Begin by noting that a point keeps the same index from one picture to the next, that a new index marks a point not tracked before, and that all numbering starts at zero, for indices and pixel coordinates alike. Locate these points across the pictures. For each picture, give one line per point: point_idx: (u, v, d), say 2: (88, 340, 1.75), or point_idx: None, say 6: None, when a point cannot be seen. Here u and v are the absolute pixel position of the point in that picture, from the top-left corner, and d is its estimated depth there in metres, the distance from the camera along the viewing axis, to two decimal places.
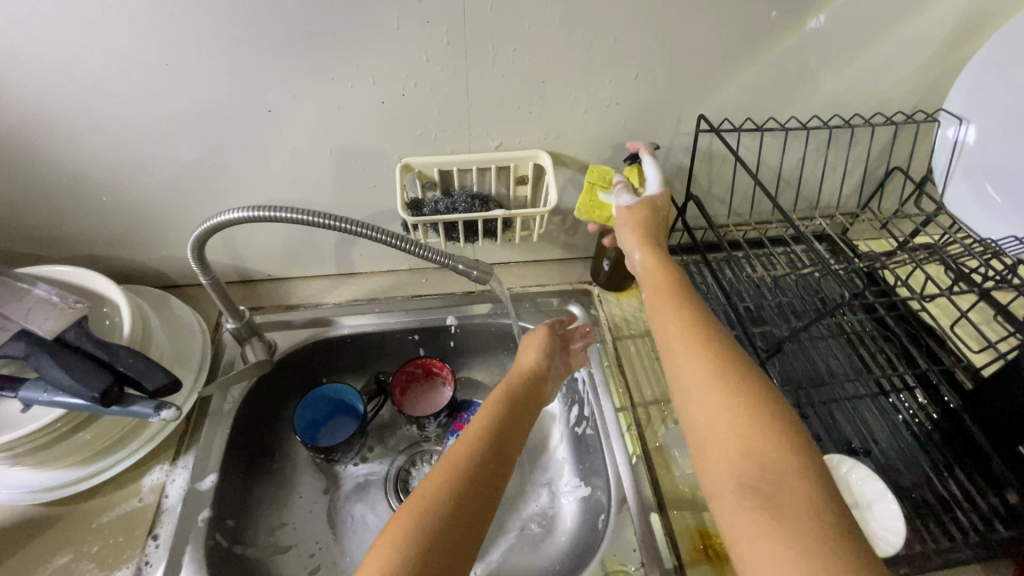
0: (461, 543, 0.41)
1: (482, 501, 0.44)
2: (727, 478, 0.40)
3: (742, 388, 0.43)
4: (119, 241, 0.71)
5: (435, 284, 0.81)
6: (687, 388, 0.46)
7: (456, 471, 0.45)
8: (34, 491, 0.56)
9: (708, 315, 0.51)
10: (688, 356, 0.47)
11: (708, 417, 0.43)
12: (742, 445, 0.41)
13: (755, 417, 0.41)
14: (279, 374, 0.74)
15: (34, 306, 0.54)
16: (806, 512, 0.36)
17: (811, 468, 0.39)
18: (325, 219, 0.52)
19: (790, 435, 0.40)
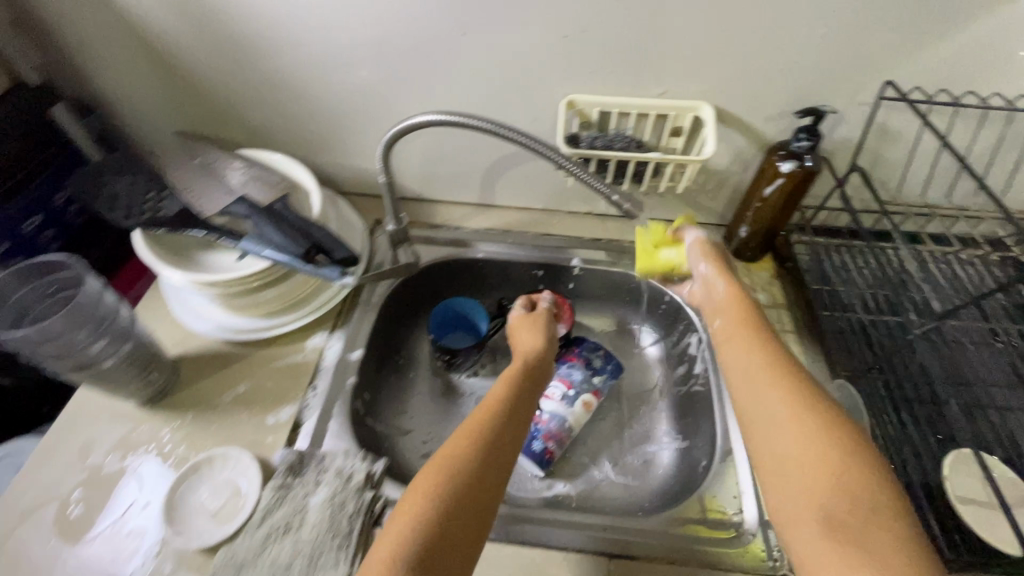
0: (483, 501, 0.48)
1: (495, 462, 0.51)
2: (808, 505, 0.41)
3: (833, 420, 0.45)
4: (307, 145, 0.82)
5: (565, 226, 0.85)
6: (765, 425, 0.48)
7: (476, 438, 0.52)
8: (230, 330, 0.69)
9: (800, 366, 0.51)
10: (770, 389, 0.49)
11: (792, 444, 0.45)
12: (824, 470, 0.42)
13: (844, 449, 0.43)
14: (417, 281, 0.82)
15: (252, 181, 0.68)
16: (896, 548, 0.37)
17: (890, 504, 0.40)
18: (503, 129, 0.58)
19: (870, 468, 0.42)
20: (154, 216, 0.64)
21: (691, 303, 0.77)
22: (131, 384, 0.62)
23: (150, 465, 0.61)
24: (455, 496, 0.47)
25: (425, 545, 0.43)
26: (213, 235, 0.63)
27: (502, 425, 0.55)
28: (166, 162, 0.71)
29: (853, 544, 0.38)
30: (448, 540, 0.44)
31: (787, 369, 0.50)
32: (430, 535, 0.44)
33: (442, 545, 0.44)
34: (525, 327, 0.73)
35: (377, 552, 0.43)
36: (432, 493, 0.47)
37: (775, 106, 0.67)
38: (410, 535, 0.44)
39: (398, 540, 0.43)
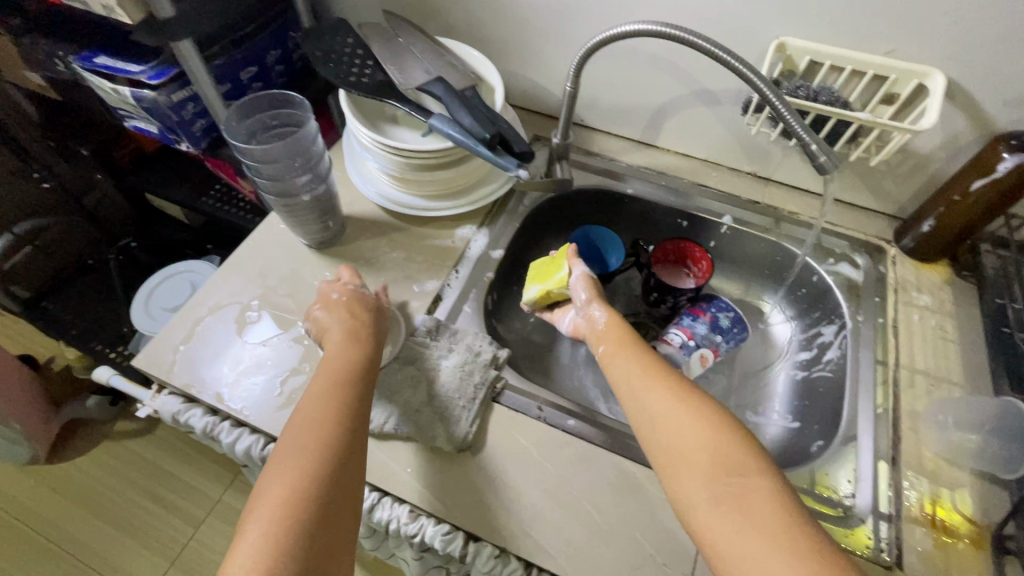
0: (355, 443, 0.49)
1: (356, 404, 0.51)
2: (699, 483, 0.42)
3: (701, 405, 0.47)
4: (490, 49, 0.85)
5: (723, 182, 0.82)
6: (648, 415, 0.48)
7: (328, 394, 0.51)
8: (392, 202, 0.76)
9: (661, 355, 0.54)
10: (653, 386, 0.50)
11: (678, 426, 0.46)
12: (717, 455, 0.43)
13: (716, 429, 0.45)
14: (562, 201, 0.84)
15: (446, 67, 0.72)
16: (773, 512, 0.39)
17: (773, 478, 0.42)
18: (719, 51, 0.56)
19: (752, 450, 0.43)
20: (361, 79, 0.70)
21: (842, 288, 0.73)
22: (311, 227, 0.70)
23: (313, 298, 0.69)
24: (319, 439, 0.47)
25: (308, 491, 0.44)
26: (407, 107, 0.68)
27: (364, 382, 0.54)
28: (371, 35, 0.76)
29: (743, 515, 0.39)
30: (333, 486, 0.45)
31: (662, 370, 0.52)
32: (307, 481, 0.44)
33: (331, 477, 0.45)
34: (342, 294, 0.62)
35: (269, 487, 0.44)
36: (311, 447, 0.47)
37: (1022, 88, 0.59)
38: (294, 484, 0.44)
39: (281, 491, 0.44)
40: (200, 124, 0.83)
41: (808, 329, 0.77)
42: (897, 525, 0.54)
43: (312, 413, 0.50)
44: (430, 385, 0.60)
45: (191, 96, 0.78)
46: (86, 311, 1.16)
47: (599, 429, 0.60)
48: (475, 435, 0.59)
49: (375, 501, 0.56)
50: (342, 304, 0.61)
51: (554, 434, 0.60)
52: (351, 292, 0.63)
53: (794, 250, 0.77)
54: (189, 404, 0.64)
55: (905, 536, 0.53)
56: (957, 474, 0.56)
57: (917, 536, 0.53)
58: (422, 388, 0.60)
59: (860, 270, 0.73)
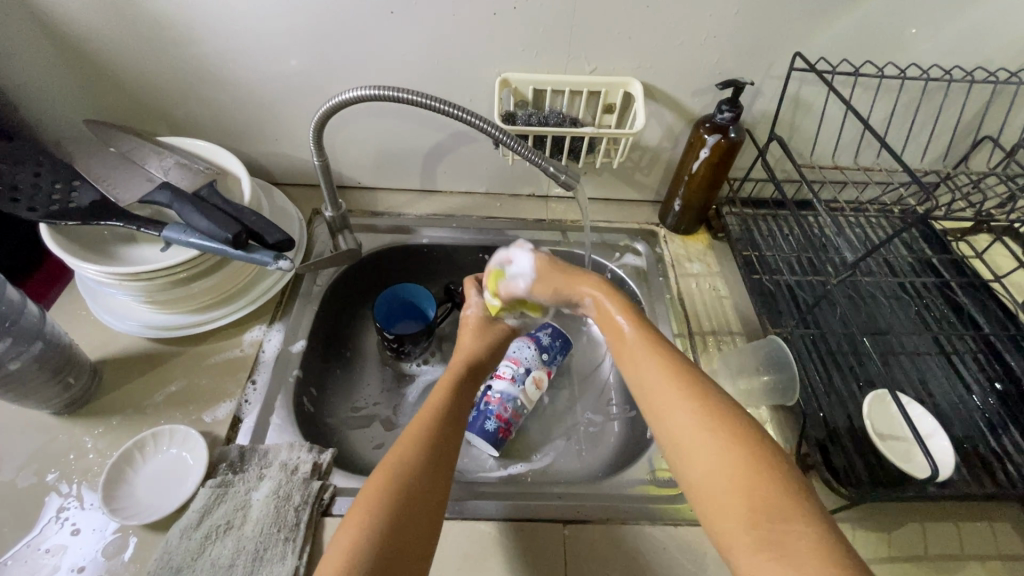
0: (434, 491, 0.46)
1: (445, 452, 0.50)
2: (734, 521, 0.39)
3: (738, 426, 0.43)
4: (234, 133, 0.79)
5: (508, 209, 0.86)
6: (678, 437, 0.45)
7: (420, 441, 0.49)
8: (153, 328, 0.65)
9: (686, 363, 0.50)
10: (681, 404, 0.46)
11: (711, 454, 0.42)
12: (756, 491, 0.40)
13: (751, 451, 0.42)
14: (359, 267, 0.80)
15: (174, 167, 0.65)
16: (815, 553, 0.36)
17: (815, 519, 0.38)
18: (440, 104, 0.56)
19: (785, 475, 0.40)
20: (66, 207, 0.60)
21: (633, 277, 0.79)
22: (46, 397, 0.56)
23: (69, 476, 0.56)
24: (414, 488, 0.45)
25: (383, 538, 0.42)
26: (132, 226, 0.59)
27: (449, 434, 0.52)
28: (73, 151, 0.66)
29: (781, 560, 0.36)
30: (407, 541, 0.43)
31: (702, 384, 0.47)
32: (383, 533, 0.42)
33: (414, 530, 0.43)
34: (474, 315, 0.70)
35: (338, 540, 0.42)
36: (380, 491, 0.44)
37: (699, 81, 0.70)
38: (372, 523, 0.42)
39: (354, 542, 0.41)
40: None
41: None
42: None
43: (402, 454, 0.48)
44: (241, 528, 0.52)
45: None
46: None
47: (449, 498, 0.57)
48: (312, 562, 0.52)
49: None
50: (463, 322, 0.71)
51: None
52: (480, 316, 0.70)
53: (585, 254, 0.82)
54: None
55: None
56: (758, 412, 0.64)
57: None
58: (234, 534, 0.51)
59: (642, 256, 0.81)
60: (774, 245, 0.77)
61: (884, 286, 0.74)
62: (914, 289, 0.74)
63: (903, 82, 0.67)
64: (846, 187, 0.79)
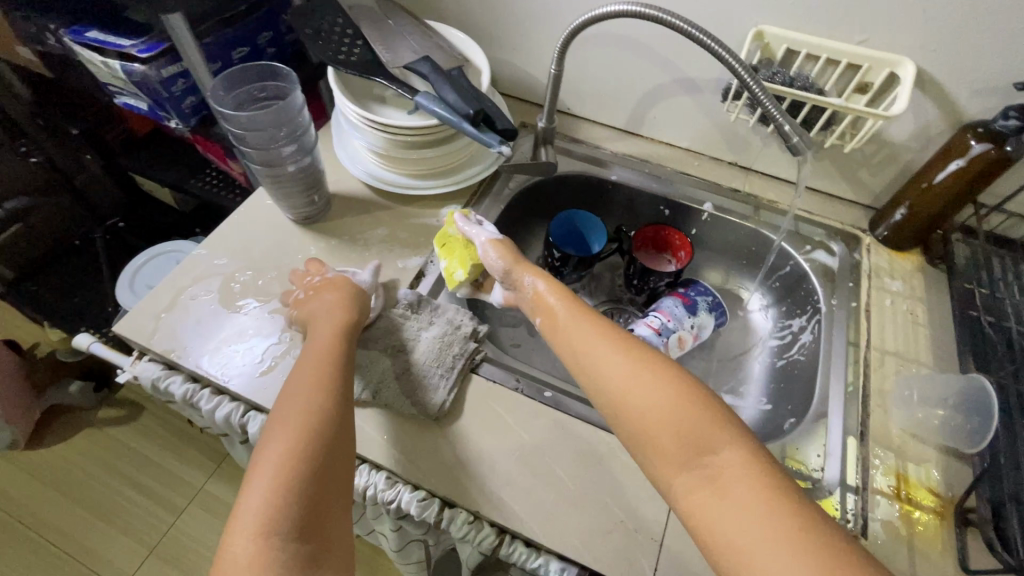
0: (342, 418, 0.49)
1: (342, 369, 0.54)
2: (669, 468, 0.41)
3: (654, 376, 0.46)
4: (479, 35, 0.87)
5: (704, 170, 0.84)
6: (620, 399, 0.46)
7: (322, 368, 0.52)
8: (376, 179, 0.77)
9: (609, 328, 0.52)
10: (614, 361, 0.48)
11: (645, 399, 0.44)
12: (684, 432, 0.42)
13: (684, 403, 0.43)
14: (546, 185, 0.85)
15: (434, 47, 0.74)
16: (744, 474, 0.39)
17: (739, 440, 0.41)
18: (697, 33, 0.57)
19: (713, 412, 0.43)
20: (350, 58, 0.71)
21: (818, 274, 0.74)
22: (296, 201, 0.70)
23: (295, 270, 0.69)
24: (328, 406, 0.49)
25: (300, 455, 0.44)
26: (395, 85, 0.69)
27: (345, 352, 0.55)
28: (361, 16, 0.77)
29: (715, 491, 0.39)
30: (332, 445, 0.46)
31: (627, 344, 0.50)
32: (302, 472, 0.43)
33: (325, 474, 0.44)
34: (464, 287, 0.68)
35: (265, 456, 0.44)
36: (298, 420, 0.47)
37: (988, 78, 0.61)
38: (296, 444, 0.45)
39: (278, 464, 0.43)
40: (190, 100, 0.84)
41: (785, 314, 0.79)
42: (864, 495, 0.55)
43: (311, 382, 0.51)
44: (409, 354, 0.61)
45: (181, 72, 0.79)
46: (71, 294, 1.15)
47: (577, 400, 0.61)
48: (452, 404, 0.60)
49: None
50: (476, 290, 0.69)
51: (531, 407, 0.60)
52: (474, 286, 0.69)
53: (772, 237, 0.78)
54: (167, 372, 0.63)
55: (872, 507, 0.54)
56: (923, 448, 0.58)
57: (882, 506, 0.54)
58: (402, 357, 0.61)
59: (836, 256, 0.75)
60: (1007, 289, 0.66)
61: None
62: None
63: None
64: None
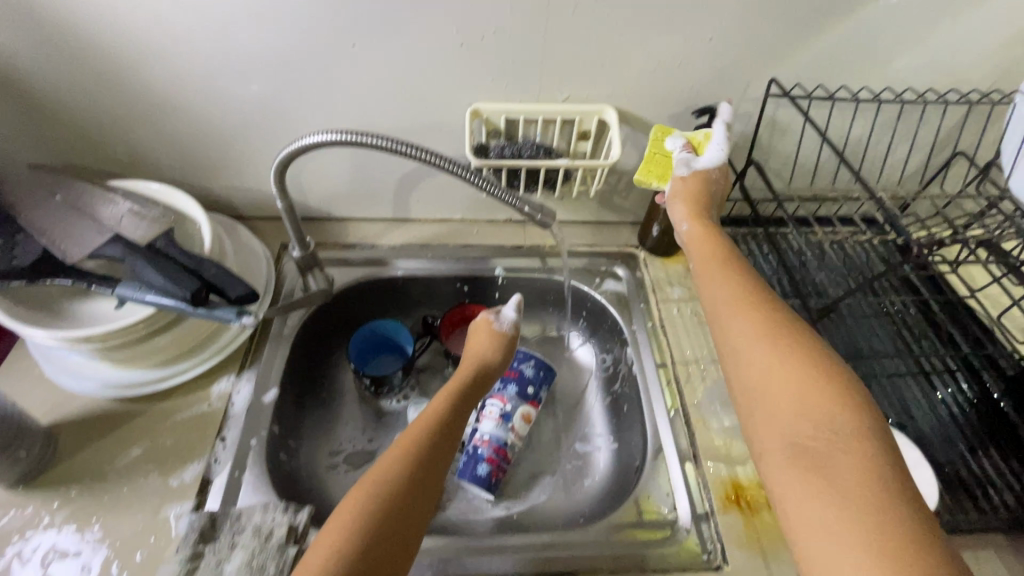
0: (413, 513, 0.49)
1: (439, 456, 0.54)
2: (779, 450, 0.43)
3: (806, 350, 0.46)
4: (194, 169, 0.75)
5: (485, 235, 0.84)
6: (749, 357, 0.48)
7: (413, 452, 0.52)
8: (114, 387, 0.62)
9: (760, 283, 0.53)
10: (744, 321, 0.50)
11: (772, 376, 0.46)
12: (806, 414, 0.43)
13: (816, 380, 0.44)
14: (330, 305, 0.77)
15: (126, 216, 0.61)
16: (857, 473, 0.39)
17: (862, 431, 0.41)
18: (407, 149, 0.54)
19: (847, 403, 0.42)
20: (11, 266, 0.56)
21: (614, 304, 0.78)
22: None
23: (23, 556, 0.52)
24: (404, 498, 0.48)
25: (378, 514, 0.46)
26: (84, 283, 0.56)
27: (443, 442, 0.55)
28: (15, 200, 0.61)
29: (822, 482, 0.39)
30: (403, 520, 0.47)
31: (760, 293, 0.52)
32: (364, 541, 0.45)
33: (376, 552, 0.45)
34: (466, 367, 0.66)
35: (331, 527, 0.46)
36: (380, 483, 0.49)
37: (674, 107, 0.68)
38: (359, 518, 0.46)
39: (349, 522, 0.46)
40: None
41: (602, 345, 0.81)
42: (714, 520, 0.58)
43: (394, 459, 0.51)
44: None
45: None
46: None
47: (431, 557, 0.55)
48: None
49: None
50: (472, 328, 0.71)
51: None
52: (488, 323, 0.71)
53: (564, 279, 0.80)
54: None
55: (723, 529, 0.57)
56: (744, 445, 0.63)
57: (731, 524, 0.57)
58: None
59: (622, 281, 0.79)
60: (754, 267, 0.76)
61: (862, 306, 0.74)
62: (892, 309, 0.74)
63: (877, 107, 0.67)
64: (827, 202, 0.78)
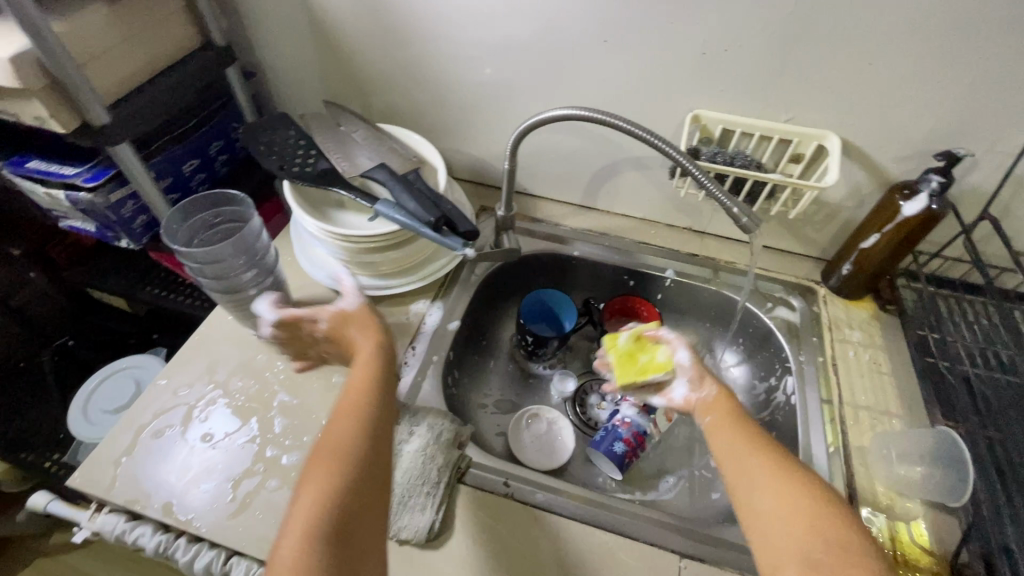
0: (378, 503, 0.47)
1: (380, 431, 0.51)
2: (789, 560, 0.42)
3: (805, 479, 0.47)
4: (433, 129, 0.89)
5: (662, 237, 0.87)
6: (756, 488, 0.47)
7: (360, 424, 0.51)
8: (340, 283, 0.76)
9: (766, 432, 0.53)
10: (750, 457, 0.50)
11: (772, 495, 0.46)
12: (814, 534, 0.43)
13: (818, 509, 0.44)
14: (512, 266, 0.86)
15: (387, 151, 0.75)
16: None
17: (870, 565, 0.40)
18: (635, 130, 0.61)
19: (844, 526, 0.43)
20: (304, 170, 0.72)
21: (783, 330, 0.77)
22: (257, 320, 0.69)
23: (267, 389, 0.67)
24: (365, 500, 0.46)
25: (348, 500, 0.45)
26: (352, 194, 0.70)
27: (382, 415, 0.53)
28: (311, 122, 0.78)
29: None
30: (369, 507, 0.46)
31: (760, 437, 0.52)
32: (336, 524, 0.44)
33: (353, 536, 0.44)
34: (353, 326, 0.61)
35: (297, 516, 0.44)
36: (333, 469, 0.47)
37: (906, 146, 0.67)
38: (324, 508, 0.44)
39: (312, 512, 0.44)
40: (130, 206, 0.78)
41: (759, 368, 0.80)
42: None
43: (336, 442, 0.49)
44: (391, 471, 0.59)
45: (131, 193, 0.77)
46: (15, 417, 1.12)
47: (568, 499, 0.60)
48: (444, 520, 0.57)
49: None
50: (288, 324, 0.63)
51: (524, 512, 0.59)
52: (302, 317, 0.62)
53: (737, 298, 0.81)
54: (135, 522, 0.60)
55: None
56: (909, 505, 0.59)
57: None
58: None
59: (796, 311, 0.78)
60: (959, 330, 0.70)
61: None
62: None
63: None
64: None
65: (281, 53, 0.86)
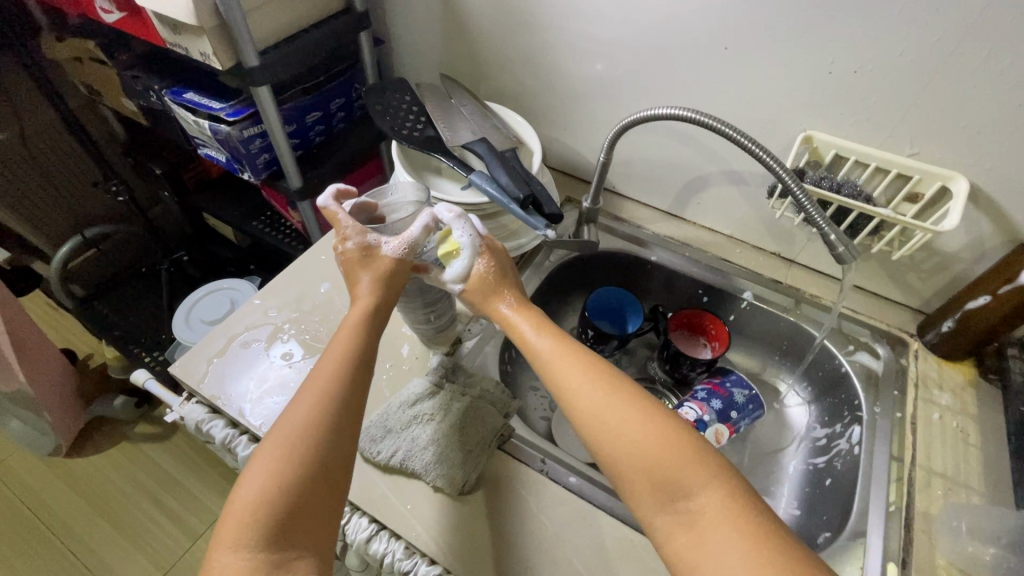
0: (330, 486, 0.45)
1: (351, 403, 0.49)
2: (650, 504, 0.42)
3: (646, 407, 0.46)
4: (536, 114, 0.92)
5: (746, 258, 0.85)
6: (602, 432, 0.45)
7: (325, 399, 0.48)
8: None
9: (602, 363, 0.50)
10: (593, 394, 0.47)
11: (627, 433, 0.44)
12: (664, 468, 0.42)
13: (666, 437, 0.44)
14: (586, 259, 0.87)
15: (490, 128, 0.78)
16: (727, 523, 0.39)
17: (726, 485, 0.41)
18: (743, 140, 0.59)
19: (697, 449, 0.43)
20: (412, 134, 0.77)
21: (859, 376, 0.72)
22: (417, 320, 0.68)
23: None
24: (318, 490, 0.45)
25: (297, 496, 0.43)
26: (451, 161, 0.74)
27: (352, 385, 0.50)
28: (427, 91, 0.82)
29: (693, 537, 0.40)
30: (320, 490, 0.45)
31: (598, 369, 0.49)
32: (281, 513, 0.42)
33: (297, 523, 0.43)
34: (366, 271, 0.59)
35: (243, 492, 0.43)
36: (284, 450, 0.45)
37: None
38: (267, 502, 0.43)
39: (255, 495, 0.43)
40: (258, 143, 0.87)
41: (826, 411, 0.76)
42: None
43: (302, 421, 0.47)
44: (437, 424, 0.62)
45: (261, 133, 0.86)
46: (133, 314, 1.29)
47: (603, 489, 0.60)
48: (477, 479, 0.60)
49: (373, 533, 0.57)
50: (345, 259, 0.61)
51: (556, 491, 0.60)
52: (362, 247, 0.60)
53: (815, 333, 0.77)
54: (212, 414, 0.68)
55: None
56: None
57: None
58: (432, 425, 0.62)
59: (880, 359, 0.73)
60: None
61: None
62: None
63: None
64: None
65: (411, 25, 0.92)
